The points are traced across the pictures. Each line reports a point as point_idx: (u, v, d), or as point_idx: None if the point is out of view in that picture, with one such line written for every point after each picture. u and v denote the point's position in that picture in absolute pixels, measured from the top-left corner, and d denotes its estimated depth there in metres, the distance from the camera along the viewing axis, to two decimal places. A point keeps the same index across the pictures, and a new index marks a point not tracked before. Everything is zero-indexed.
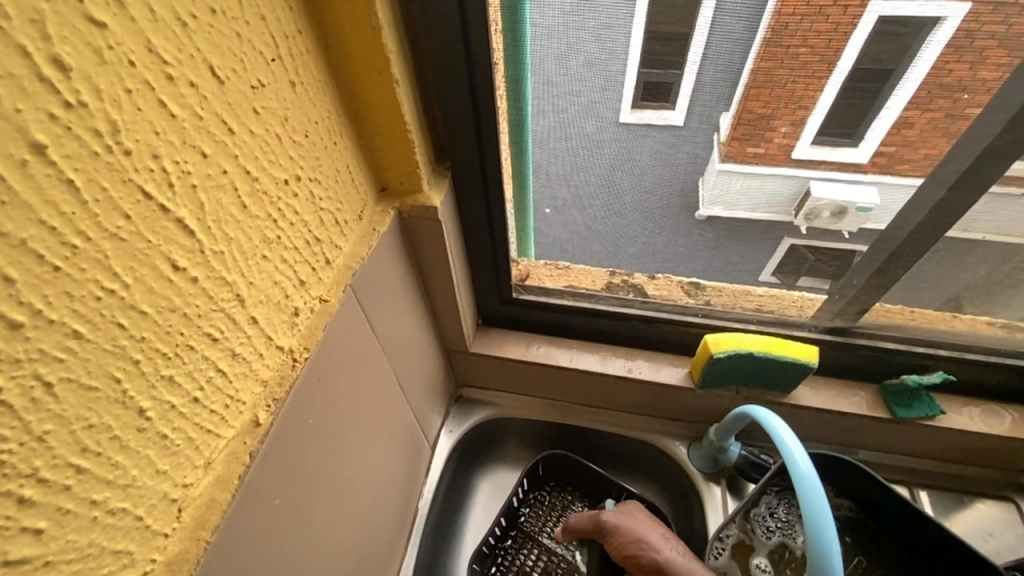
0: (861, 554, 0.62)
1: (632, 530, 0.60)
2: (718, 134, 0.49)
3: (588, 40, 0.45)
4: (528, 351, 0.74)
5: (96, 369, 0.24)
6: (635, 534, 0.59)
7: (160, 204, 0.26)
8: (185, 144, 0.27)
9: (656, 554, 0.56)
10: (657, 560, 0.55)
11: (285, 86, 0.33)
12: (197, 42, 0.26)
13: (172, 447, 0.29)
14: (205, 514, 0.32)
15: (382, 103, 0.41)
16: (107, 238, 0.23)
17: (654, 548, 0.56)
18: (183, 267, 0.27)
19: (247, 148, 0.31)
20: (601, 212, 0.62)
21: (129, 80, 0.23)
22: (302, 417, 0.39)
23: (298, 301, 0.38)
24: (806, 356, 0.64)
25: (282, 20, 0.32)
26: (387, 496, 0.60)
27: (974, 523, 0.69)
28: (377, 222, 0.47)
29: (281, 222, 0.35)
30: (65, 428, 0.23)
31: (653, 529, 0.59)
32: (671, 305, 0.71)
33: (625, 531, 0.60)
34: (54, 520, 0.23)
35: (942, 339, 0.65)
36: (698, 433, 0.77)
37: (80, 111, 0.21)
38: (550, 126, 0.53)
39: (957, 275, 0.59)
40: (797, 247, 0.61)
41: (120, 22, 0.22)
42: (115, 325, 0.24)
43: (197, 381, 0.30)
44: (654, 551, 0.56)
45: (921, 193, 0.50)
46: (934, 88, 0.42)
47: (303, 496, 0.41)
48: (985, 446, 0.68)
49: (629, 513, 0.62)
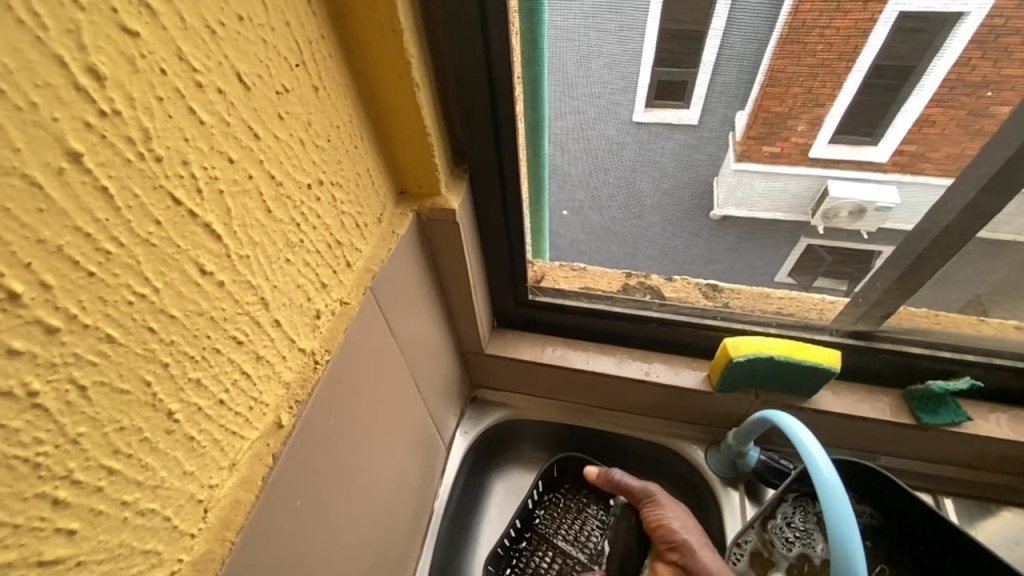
0: (884, 561, 0.60)
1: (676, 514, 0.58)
2: (734, 133, 0.49)
3: (609, 41, 0.45)
4: (544, 353, 0.74)
5: (128, 373, 0.24)
6: (677, 517, 0.58)
7: (189, 210, 0.26)
8: (212, 150, 0.27)
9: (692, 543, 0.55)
10: (688, 545, 0.55)
11: (308, 91, 0.33)
12: (225, 49, 0.26)
13: (198, 449, 0.30)
14: (230, 514, 0.32)
15: (401, 107, 0.41)
16: (139, 244, 0.24)
17: (688, 534, 0.56)
18: (210, 271, 0.28)
19: (272, 153, 0.31)
20: (619, 214, 0.62)
21: (160, 88, 0.23)
22: (323, 418, 0.39)
23: (319, 304, 0.38)
24: (829, 360, 0.63)
25: (306, 26, 0.32)
26: (403, 497, 0.60)
27: (1000, 532, 0.68)
28: (396, 224, 0.47)
29: (305, 226, 0.35)
30: (98, 430, 0.23)
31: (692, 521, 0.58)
32: (689, 308, 0.70)
33: (669, 510, 0.59)
34: (87, 521, 0.24)
35: (968, 343, 0.64)
36: (716, 436, 0.76)
37: (114, 119, 0.22)
38: (569, 129, 0.53)
39: (985, 277, 0.58)
40: (814, 247, 0.60)
41: (152, 31, 0.22)
42: (145, 329, 0.25)
43: (223, 384, 0.30)
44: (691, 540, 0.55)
45: (949, 194, 0.49)
46: (957, 86, 0.41)
47: (323, 496, 0.41)
48: (1014, 454, 0.67)
49: (676, 498, 0.61)
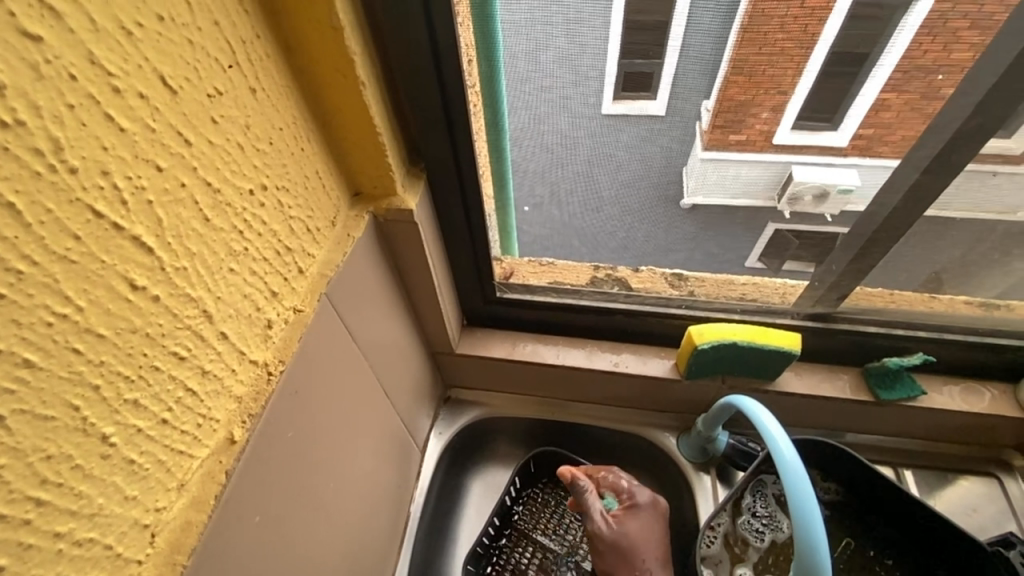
0: (849, 536, 0.62)
1: (636, 527, 0.63)
2: (700, 123, 0.49)
3: (557, 35, 0.44)
4: (515, 349, 0.74)
5: (51, 399, 0.23)
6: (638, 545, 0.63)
7: (112, 223, 0.25)
8: (137, 159, 0.25)
9: (640, 566, 0.61)
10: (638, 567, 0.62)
11: (244, 93, 0.32)
12: (145, 52, 0.25)
13: (140, 472, 0.29)
14: (181, 538, 0.31)
15: (349, 107, 0.40)
16: (56, 261, 0.22)
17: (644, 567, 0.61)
18: (142, 286, 0.27)
19: (207, 159, 0.30)
20: (579, 208, 0.62)
21: (70, 95, 0.22)
22: (280, 430, 0.38)
23: (270, 313, 0.37)
24: (789, 342, 0.65)
25: (238, 25, 0.31)
26: (376, 501, 0.59)
27: (958, 500, 0.70)
28: (351, 227, 0.46)
29: (248, 234, 0.34)
30: (21, 460, 0.22)
31: (654, 528, 0.64)
32: (655, 297, 0.71)
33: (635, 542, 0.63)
34: (15, 556, 0.22)
35: (922, 320, 0.66)
36: (688, 423, 0.77)
37: (18, 130, 0.20)
38: (524, 124, 0.53)
39: (933, 256, 0.60)
40: (781, 232, 0.61)
41: (58, 34, 0.21)
42: (69, 351, 0.23)
43: (166, 403, 0.29)
44: (640, 561, 0.61)
45: (896, 177, 0.50)
46: (908, 70, 0.42)
47: (285, 510, 0.40)
48: (967, 424, 0.70)
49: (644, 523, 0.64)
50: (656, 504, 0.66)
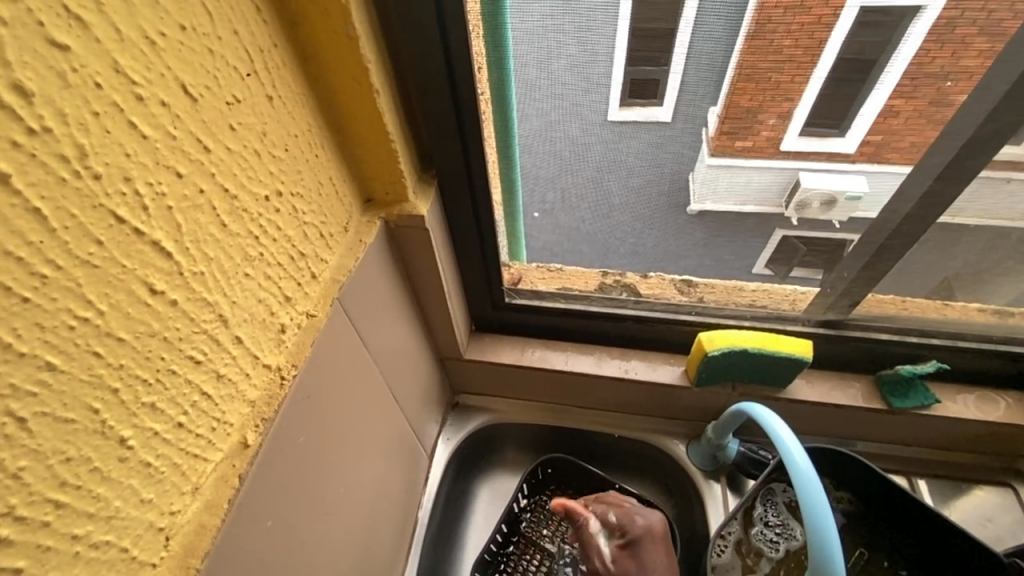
0: (863, 546, 0.61)
1: (637, 567, 0.58)
2: (706, 129, 0.49)
3: (569, 43, 0.45)
4: (523, 355, 0.74)
5: (72, 401, 0.23)
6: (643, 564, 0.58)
7: (133, 228, 0.25)
8: (158, 165, 0.26)
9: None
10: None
11: (261, 100, 0.32)
12: (167, 60, 0.25)
13: (156, 475, 0.29)
14: (195, 541, 0.31)
15: (363, 114, 0.41)
16: (78, 265, 0.23)
17: None
18: (161, 290, 0.27)
19: (225, 165, 0.30)
20: (589, 214, 0.63)
21: (95, 103, 0.22)
22: (292, 435, 0.39)
23: (284, 318, 0.38)
24: (800, 350, 0.64)
25: (256, 34, 0.31)
26: (384, 506, 0.59)
27: (972, 509, 0.69)
28: (363, 233, 0.46)
29: (263, 239, 0.34)
30: (42, 462, 0.22)
31: (660, 557, 0.58)
32: (664, 304, 0.71)
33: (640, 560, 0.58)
34: (34, 558, 0.23)
35: (934, 328, 0.65)
36: (697, 430, 0.77)
37: (44, 137, 0.21)
38: (535, 131, 0.53)
39: (946, 263, 0.59)
40: (789, 239, 0.61)
41: (84, 44, 0.22)
42: (90, 353, 0.24)
43: (182, 406, 0.30)
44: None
45: (908, 184, 0.50)
46: (918, 77, 0.42)
47: (296, 515, 0.40)
48: (982, 432, 0.69)
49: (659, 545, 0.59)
50: (650, 530, 0.60)
